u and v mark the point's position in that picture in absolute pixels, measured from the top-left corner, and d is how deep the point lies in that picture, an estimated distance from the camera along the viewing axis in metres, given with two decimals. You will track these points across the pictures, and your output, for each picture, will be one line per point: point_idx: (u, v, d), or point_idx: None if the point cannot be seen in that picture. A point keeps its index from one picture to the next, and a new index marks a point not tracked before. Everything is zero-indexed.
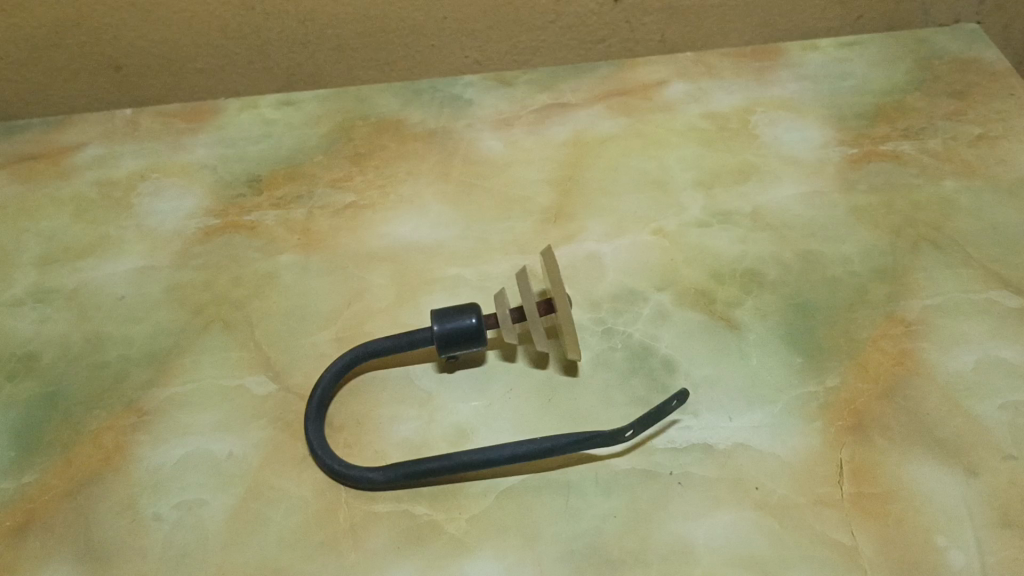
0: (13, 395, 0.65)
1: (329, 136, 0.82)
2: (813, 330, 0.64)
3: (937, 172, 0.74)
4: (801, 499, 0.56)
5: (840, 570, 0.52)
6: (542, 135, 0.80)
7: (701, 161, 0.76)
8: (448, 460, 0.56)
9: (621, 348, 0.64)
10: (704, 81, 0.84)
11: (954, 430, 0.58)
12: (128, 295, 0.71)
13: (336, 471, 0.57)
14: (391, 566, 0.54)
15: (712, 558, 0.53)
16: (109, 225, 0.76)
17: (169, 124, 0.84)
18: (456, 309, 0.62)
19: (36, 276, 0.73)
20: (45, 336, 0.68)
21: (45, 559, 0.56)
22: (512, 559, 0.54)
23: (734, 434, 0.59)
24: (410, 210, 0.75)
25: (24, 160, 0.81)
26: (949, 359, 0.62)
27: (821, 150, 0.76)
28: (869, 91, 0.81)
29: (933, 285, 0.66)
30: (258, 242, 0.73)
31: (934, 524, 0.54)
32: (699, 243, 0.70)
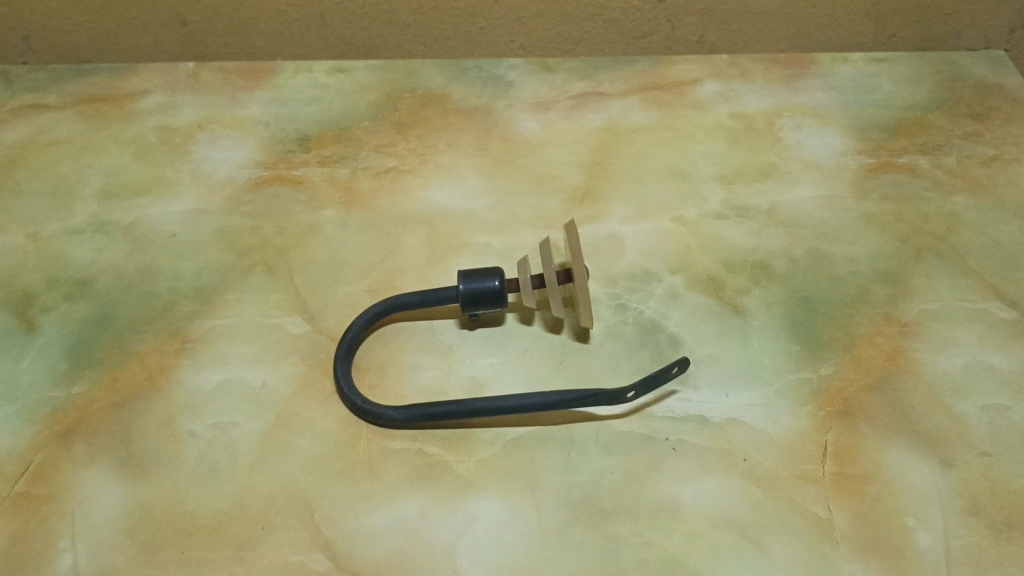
0: (68, 314, 0.70)
1: (377, 104, 0.87)
2: (814, 323, 0.68)
3: (948, 188, 0.78)
4: (785, 473, 0.60)
5: (814, 539, 0.57)
6: (577, 120, 0.84)
7: (725, 157, 0.80)
8: (462, 406, 0.61)
9: (632, 322, 0.68)
10: (736, 83, 0.88)
11: (935, 424, 0.62)
12: (180, 233, 0.76)
13: (359, 407, 0.62)
14: (402, 496, 0.59)
15: (697, 517, 0.58)
16: (166, 167, 0.81)
17: (228, 79, 0.89)
18: (482, 271, 0.66)
19: (96, 208, 0.78)
20: (101, 264, 0.74)
21: (90, 461, 0.62)
22: (513, 501, 0.59)
23: (729, 409, 0.63)
24: (447, 179, 0.80)
25: (91, 101, 0.87)
26: (938, 359, 0.66)
27: (841, 157, 0.80)
28: (892, 106, 0.85)
29: (932, 292, 0.70)
30: (303, 195, 0.79)
31: (906, 506, 0.58)
32: (716, 233, 0.74)
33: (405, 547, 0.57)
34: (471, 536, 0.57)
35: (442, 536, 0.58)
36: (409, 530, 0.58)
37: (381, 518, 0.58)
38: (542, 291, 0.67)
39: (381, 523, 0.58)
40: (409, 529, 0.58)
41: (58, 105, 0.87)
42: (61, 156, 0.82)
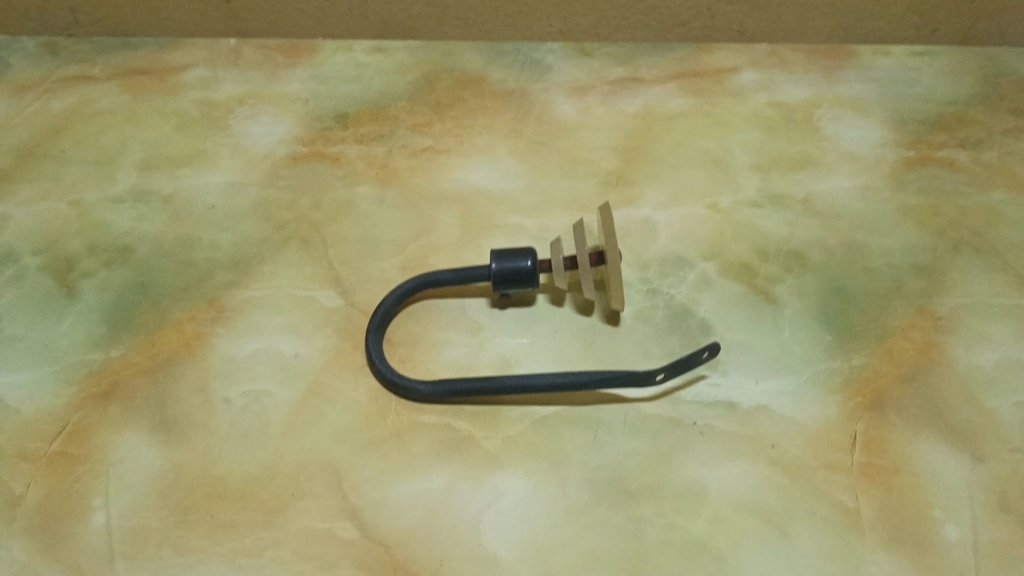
0: (108, 280, 0.72)
1: (415, 83, 0.87)
2: (846, 313, 0.68)
3: (987, 183, 0.77)
4: (813, 461, 0.60)
5: (840, 528, 0.57)
6: (614, 105, 0.84)
7: (762, 146, 0.80)
8: (491, 382, 0.62)
9: (663, 307, 0.68)
10: (776, 73, 0.87)
11: (966, 418, 0.62)
12: (218, 204, 0.77)
13: (389, 380, 0.63)
14: (429, 469, 0.60)
15: (723, 501, 0.58)
16: (206, 140, 0.82)
17: (269, 56, 0.90)
18: (514, 250, 0.66)
19: (137, 178, 0.79)
20: (141, 232, 0.75)
21: (125, 424, 0.63)
22: (539, 478, 0.60)
23: (757, 396, 0.63)
24: (482, 160, 0.80)
25: (134, 74, 0.88)
26: (972, 354, 0.65)
27: (879, 149, 0.80)
28: (933, 100, 0.84)
29: (968, 286, 0.70)
30: (339, 171, 0.79)
31: (933, 499, 0.58)
32: (750, 222, 0.74)
33: (431, 518, 0.58)
34: (496, 510, 0.58)
35: (468, 509, 0.58)
36: (435, 503, 0.59)
37: (408, 490, 0.59)
38: (574, 273, 0.67)
39: (409, 494, 0.59)
40: (436, 501, 0.59)
41: (102, 76, 0.88)
42: (104, 127, 0.84)
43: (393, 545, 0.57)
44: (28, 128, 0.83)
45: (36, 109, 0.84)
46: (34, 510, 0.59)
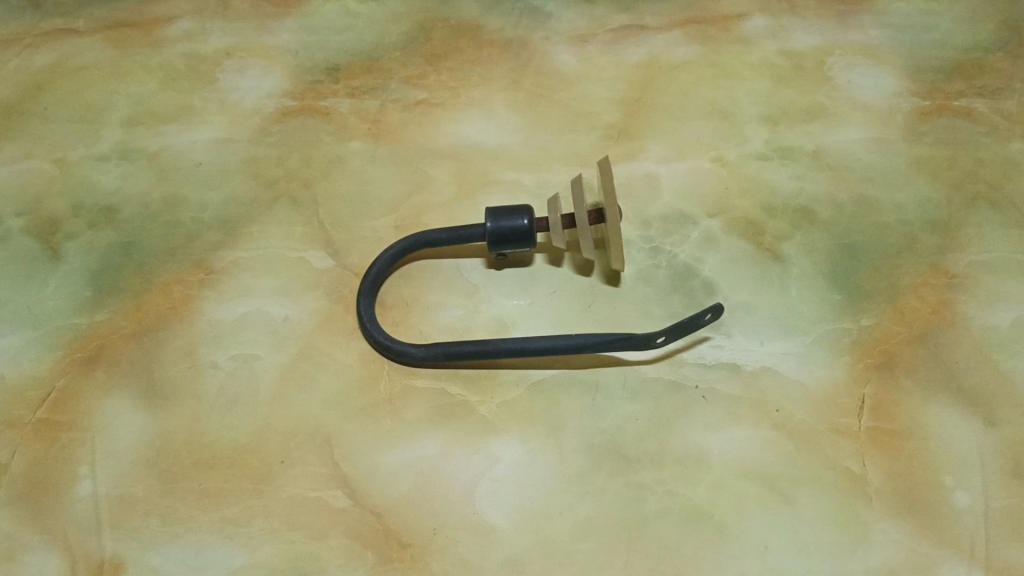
0: (93, 241, 0.69)
1: (408, 33, 0.83)
2: (856, 271, 0.65)
3: (1006, 134, 0.74)
4: (819, 426, 0.58)
5: (846, 494, 0.55)
6: (617, 55, 0.80)
7: (770, 97, 0.77)
8: (486, 345, 0.60)
9: (665, 266, 0.66)
10: (786, 18, 0.83)
11: (980, 380, 0.60)
12: (205, 162, 0.74)
13: (381, 343, 0.61)
14: (423, 435, 0.58)
15: (725, 468, 0.56)
16: (193, 95, 0.80)
17: (257, 6, 0.86)
18: (510, 209, 0.64)
19: (122, 135, 0.77)
20: (126, 192, 0.73)
21: (112, 390, 0.61)
22: (535, 444, 0.58)
23: (763, 358, 0.61)
24: (478, 113, 0.77)
25: (119, 26, 0.85)
26: (987, 314, 0.63)
27: (893, 99, 0.76)
28: (950, 46, 0.80)
29: (984, 242, 0.67)
30: (331, 127, 0.76)
31: (944, 464, 0.56)
32: (757, 176, 0.71)
33: (425, 486, 0.56)
34: (491, 478, 0.57)
35: (462, 477, 0.57)
36: (429, 470, 0.57)
37: (401, 458, 0.58)
38: (573, 231, 0.64)
39: (401, 461, 0.57)
40: (429, 468, 0.57)
41: (85, 29, 0.85)
42: (88, 82, 0.81)
43: (385, 513, 0.56)
44: (10, 85, 0.80)
45: (19, 64, 0.82)
46: (19, 479, 0.58)
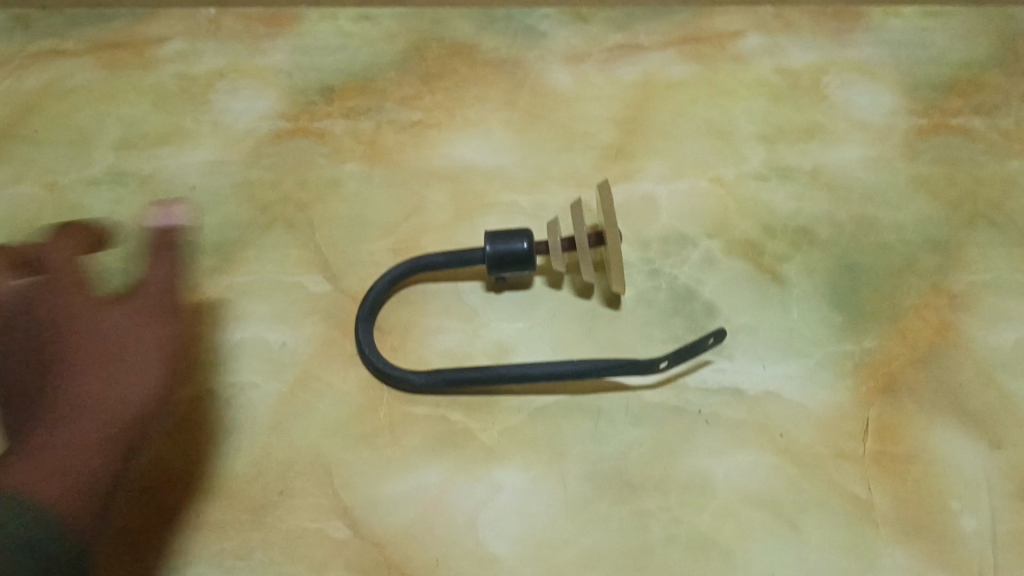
0: (86, 268, 0.69)
1: (403, 52, 0.83)
2: (857, 292, 0.65)
3: (1003, 152, 0.74)
4: (824, 450, 0.57)
5: (853, 521, 0.55)
6: (613, 74, 0.80)
7: (767, 116, 0.76)
8: (485, 371, 0.58)
9: (665, 288, 0.66)
10: (782, 37, 0.82)
11: (984, 402, 0.59)
12: (199, 186, 0.74)
13: (379, 369, 0.60)
14: (424, 464, 0.58)
15: (730, 494, 0.56)
16: (186, 117, 0.79)
17: (249, 26, 0.86)
18: (509, 232, 0.63)
19: (115, 159, 0.76)
20: (119, 216, 0.72)
21: None
22: (538, 471, 0.57)
23: (766, 381, 0.60)
24: (475, 134, 0.76)
25: (108, 47, 0.84)
26: (990, 334, 0.63)
27: (890, 117, 0.76)
28: (946, 63, 0.80)
29: (984, 262, 0.67)
30: (326, 148, 0.76)
31: (951, 489, 0.56)
32: (756, 197, 0.71)
33: (428, 516, 0.56)
34: (494, 506, 0.56)
35: (465, 506, 0.56)
36: (432, 500, 0.57)
37: (402, 487, 0.57)
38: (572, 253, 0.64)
39: (403, 490, 0.57)
40: (432, 497, 0.57)
41: (74, 50, 0.83)
42: (79, 104, 0.80)
43: (387, 544, 0.55)
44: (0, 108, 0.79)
45: (8, 87, 0.81)
46: None
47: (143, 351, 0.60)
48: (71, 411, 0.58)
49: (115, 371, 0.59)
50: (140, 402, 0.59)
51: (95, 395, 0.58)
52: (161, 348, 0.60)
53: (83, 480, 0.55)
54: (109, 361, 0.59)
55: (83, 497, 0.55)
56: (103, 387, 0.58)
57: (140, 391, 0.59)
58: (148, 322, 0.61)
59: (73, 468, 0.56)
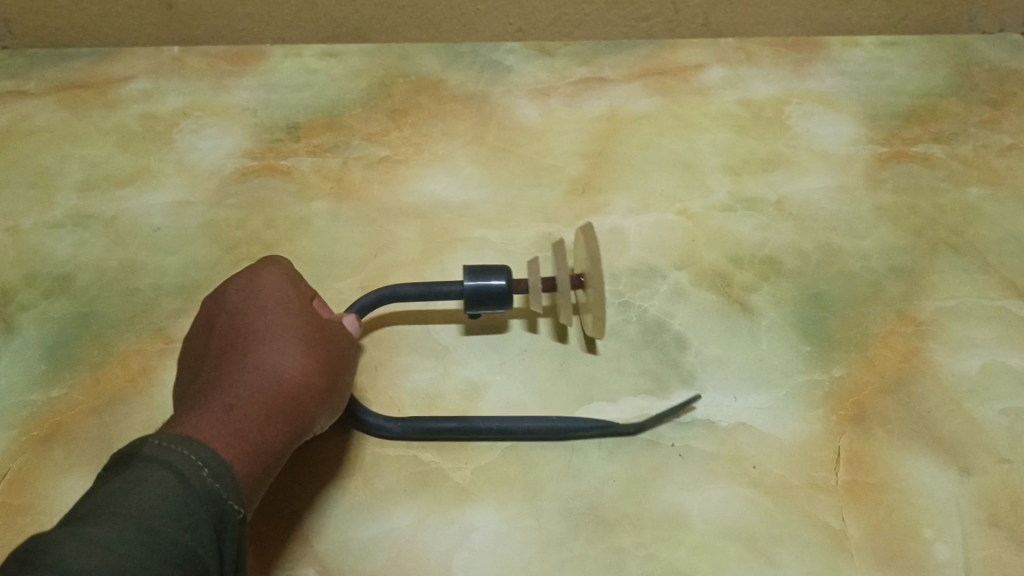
0: (47, 313, 0.67)
1: (369, 89, 0.83)
2: (825, 321, 0.65)
3: (963, 179, 0.75)
4: (797, 481, 0.57)
5: (828, 552, 0.54)
6: (578, 107, 0.81)
7: (731, 146, 0.77)
8: (466, 424, 0.59)
9: (636, 321, 0.66)
10: (743, 68, 0.84)
11: (952, 429, 0.60)
12: (163, 226, 0.73)
13: (355, 415, 0.59)
14: (396, 506, 0.57)
15: (705, 528, 0.55)
16: (150, 157, 0.78)
17: (215, 66, 0.86)
18: (487, 268, 0.61)
19: (76, 200, 0.75)
20: (81, 259, 0.71)
21: (68, 470, 0.59)
22: (512, 510, 0.56)
23: (737, 413, 0.61)
24: (442, 169, 0.76)
25: (72, 88, 0.83)
26: (956, 360, 0.63)
27: (852, 146, 0.77)
28: (905, 93, 0.82)
29: (948, 288, 0.68)
30: (292, 187, 0.75)
31: (923, 517, 0.56)
32: (722, 228, 0.71)
33: (399, 560, 0.54)
34: (468, 547, 0.55)
35: (438, 548, 0.55)
36: (404, 542, 0.55)
37: (373, 530, 0.56)
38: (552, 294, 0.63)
39: (374, 534, 0.55)
40: (404, 539, 0.55)
41: (38, 91, 0.83)
42: (40, 145, 0.79)
43: None
44: None
45: None
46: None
47: (319, 344, 0.52)
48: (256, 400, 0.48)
49: (250, 369, 0.50)
50: (304, 380, 0.50)
51: (285, 377, 0.50)
52: (349, 365, 0.55)
53: (260, 441, 0.47)
54: (301, 339, 0.52)
55: (259, 460, 0.46)
56: (288, 363, 0.51)
57: (309, 365, 0.51)
58: (332, 329, 0.55)
59: (249, 432, 0.47)
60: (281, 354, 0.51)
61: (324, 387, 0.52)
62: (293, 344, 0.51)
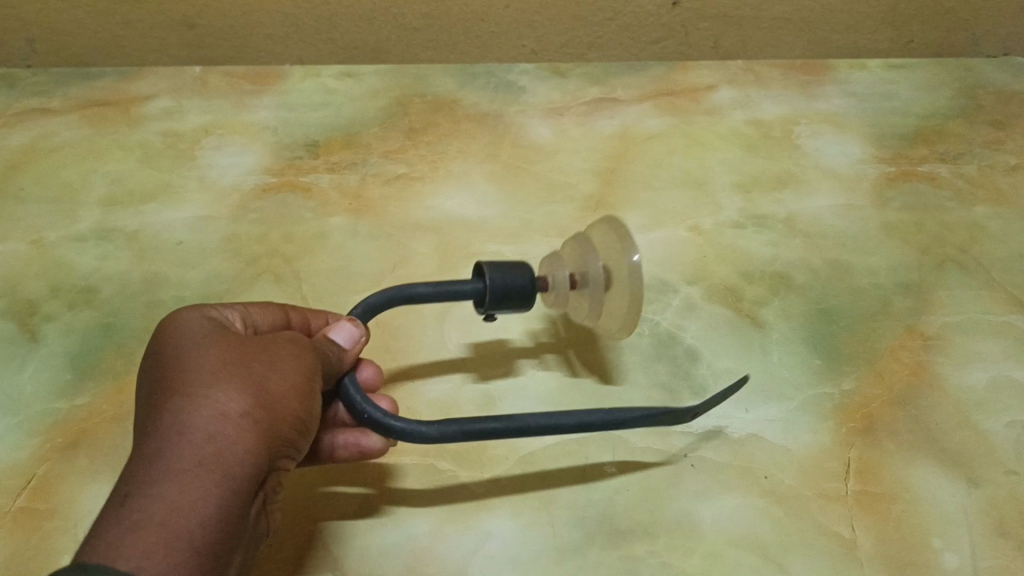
0: (72, 323, 0.69)
1: (387, 108, 0.85)
2: (834, 335, 0.67)
3: (969, 197, 0.76)
4: (807, 491, 0.58)
5: (838, 560, 0.55)
6: (591, 126, 0.83)
7: (741, 165, 0.79)
8: (512, 422, 0.54)
9: (648, 334, 0.67)
10: (752, 90, 0.86)
11: (960, 441, 0.61)
12: (186, 240, 0.74)
13: (372, 420, 0.52)
14: (413, 514, 0.57)
15: (718, 537, 0.56)
16: (172, 173, 0.80)
17: (236, 85, 0.88)
18: (510, 263, 0.58)
19: (100, 215, 0.77)
20: (105, 271, 0.72)
21: (92, 476, 0.60)
22: (528, 518, 0.57)
23: (749, 425, 0.62)
24: (458, 186, 0.78)
25: (96, 106, 0.86)
26: (963, 374, 0.64)
27: (859, 165, 0.79)
28: (911, 114, 0.84)
29: (954, 303, 0.69)
30: (311, 203, 0.77)
31: (931, 527, 0.57)
32: (733, 244, 0.73)
33: (415, 565, 0.55)
34: (484, 554, 0.55)
35: (455, 554, 0.55)
36: (421, 549, 0.56)
37: (391, 537, 0.56)
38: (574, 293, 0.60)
39: (391, 540, 0.56)
40: (422, 546, 0.56)
41: (62, 109, 0.85)
42: (65, 161, 0.81)
43: None
44: None
45: None
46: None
47: (257, 372, 0.45)
48: (169, 484, 0.39)
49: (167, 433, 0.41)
50: (239, 425, 0.42)
51: (206, 436, 0.41)
52: (299, 388, 0.46)
53: (193, 520, 0.39)
54: (226, 371, 0.44)
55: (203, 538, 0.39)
56: (208, 417, 0.42)
57: (238, 405, 0.43)
58: (271, 348, 0.47)
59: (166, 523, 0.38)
60: (195, 407, 0.42)
61: (275, 419, 0.44)
62: (212, 385, 0.43)
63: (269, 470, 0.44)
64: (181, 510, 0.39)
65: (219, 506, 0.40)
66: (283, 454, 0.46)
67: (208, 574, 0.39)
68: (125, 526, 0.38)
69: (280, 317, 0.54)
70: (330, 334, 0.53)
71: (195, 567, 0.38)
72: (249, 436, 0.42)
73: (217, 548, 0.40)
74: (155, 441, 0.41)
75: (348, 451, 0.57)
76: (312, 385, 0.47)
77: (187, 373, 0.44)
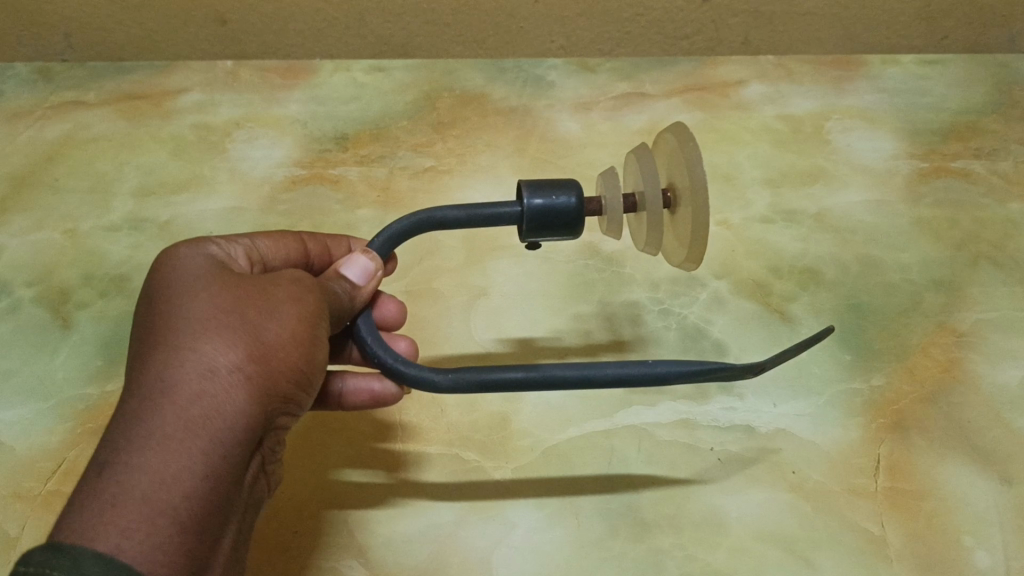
0: (104, 311, 0.70)
1: (416, 102, 0.86)
2: (864, 330, 0.66)
3: (1003, 194, 0.75)
4: (836, 487, 0.58)
5: (867, 557, 0.54)
6: (619, 121, 0.83)
7: (772, 161, 0.78)
8: (536, 372, 0.51)
9: (676, 328, 0.67)
10: (783, 85, 0.86)
11: (992, 439, 0.60)
12: (215, 231, 0.75)
13: (388, 365, 0.51)
14: (438, 503, 0.57)
15: (744, 531, 0.56)
16: (203, 165, 0.81)
17: (266, 78, 0.88)
18: (550, 184, 0.54)
19: (133, 205, 0.78)
20: (137, 261, 0.73)
21: None
22: (552, 509, 0.57)
23: (776, 420, 0.61)
24: (486, 179, 0.78)
25: (130, 99, 0.87)
26: (996, 371, 0.63)
27: (891, 161, 0.78)
28: (944, 109, 0.83)
29: (988, 300, 0.68)
30: (340, 195, 0.77)
31: (962, 525, 0.56)
32: (762, 238, 0.72)
33: (440, 554, 0.55)
34: (509, 545, 0.55)
35: (480, 544, 0.55)
36: (445, 538, 0.56)
37: (415, 524, 0.56)
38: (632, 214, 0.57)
39: (416, 528, 0.56)
40: (446, 535, 0.56)
41: (97, 102, 0.86)
42: (99, 153, 0.82)
43: None
44: (22, 156, 0.81)
45: (30, 136, 0.83)
46: None
47: (251, 320, 0.44)
48: (157, 444, 0.40)
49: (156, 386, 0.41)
50: (229, 380, 0.42)
51: (193, 396, 0.41)
52: (297, 337, 0.45)
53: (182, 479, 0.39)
54: (219, 320, 0.44)
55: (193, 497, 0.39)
56: (195, 374, 0.41)
57: (229, 359, 0.42)
58: (268, 292, 0.46)
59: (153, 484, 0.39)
60: (184, 361, 0.42)
61: (268, 371, 0.44)
62: (201, 339, 0.42)
63: (266, 422, 0.44)
64: (169, 469, 0.39)
65: (209, 464, 0.40)
66: (282, 406, 0.45)
67: (201, 531, 0.40)
68: (110, 488, 0.38)
69: (293, 247, 0.56)
70: (343, 271, 0.52)
71: (185, 527, 0.39)
72: (240, 391, 0.42)
73: (209, 506, 0.40)
74: (140, 400, 0.41)
75: (360, 397, 0.56)
76: (315, 330, 0.47)
77: (175, 326, 0.43)
